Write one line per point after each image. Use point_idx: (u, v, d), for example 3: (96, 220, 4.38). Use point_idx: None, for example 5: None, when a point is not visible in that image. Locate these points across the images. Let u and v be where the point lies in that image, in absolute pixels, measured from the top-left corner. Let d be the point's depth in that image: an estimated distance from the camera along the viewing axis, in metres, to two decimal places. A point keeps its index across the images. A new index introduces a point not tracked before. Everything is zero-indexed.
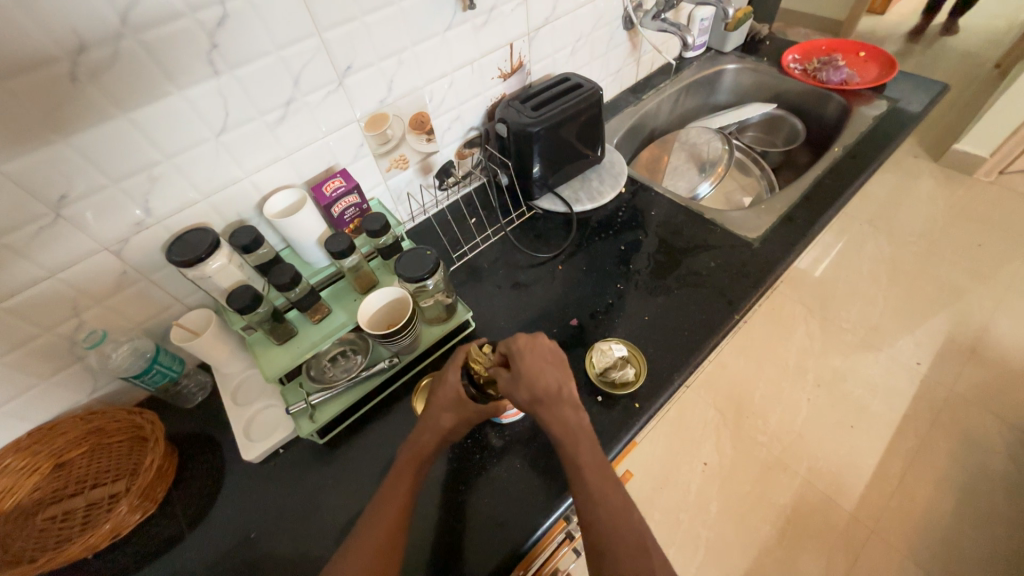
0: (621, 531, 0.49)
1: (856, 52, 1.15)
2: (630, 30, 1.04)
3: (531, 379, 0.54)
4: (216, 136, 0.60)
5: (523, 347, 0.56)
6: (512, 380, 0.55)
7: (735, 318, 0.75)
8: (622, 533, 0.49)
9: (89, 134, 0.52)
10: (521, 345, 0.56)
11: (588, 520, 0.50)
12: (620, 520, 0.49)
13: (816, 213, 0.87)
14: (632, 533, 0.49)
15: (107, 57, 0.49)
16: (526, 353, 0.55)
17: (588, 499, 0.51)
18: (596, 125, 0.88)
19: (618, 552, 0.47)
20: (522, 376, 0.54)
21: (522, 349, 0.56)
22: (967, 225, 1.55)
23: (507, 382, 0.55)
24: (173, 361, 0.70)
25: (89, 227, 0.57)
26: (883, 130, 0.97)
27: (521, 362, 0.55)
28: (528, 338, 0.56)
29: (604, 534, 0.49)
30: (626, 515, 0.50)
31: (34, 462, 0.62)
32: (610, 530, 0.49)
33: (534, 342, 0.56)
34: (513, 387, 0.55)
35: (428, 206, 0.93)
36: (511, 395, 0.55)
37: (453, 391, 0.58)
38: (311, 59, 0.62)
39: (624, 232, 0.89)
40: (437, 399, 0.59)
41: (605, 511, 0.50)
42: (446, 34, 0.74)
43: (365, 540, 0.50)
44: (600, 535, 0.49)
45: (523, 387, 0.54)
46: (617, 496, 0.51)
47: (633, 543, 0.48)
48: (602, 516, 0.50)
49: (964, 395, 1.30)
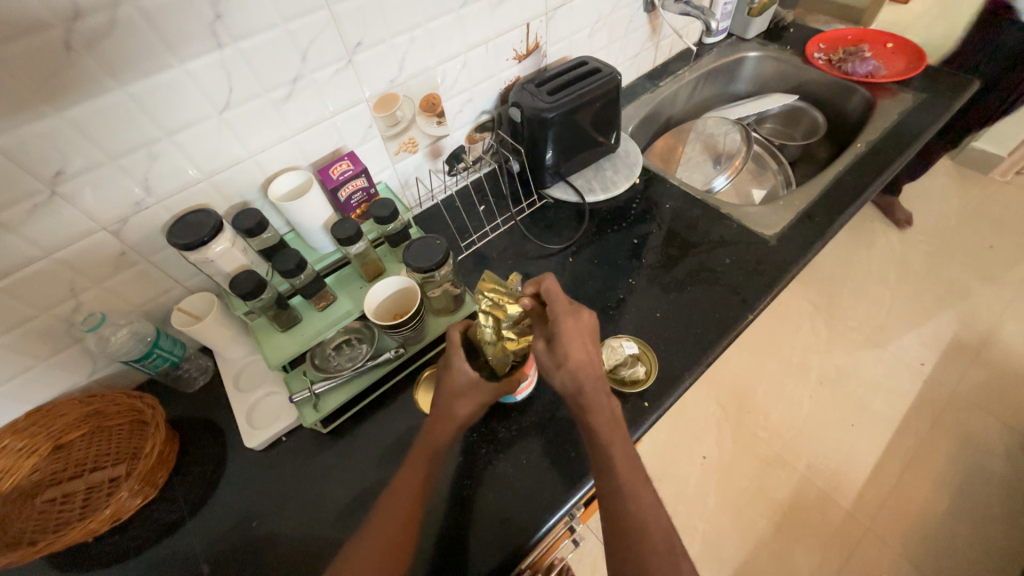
0: (648, 528, 0.49)
1: (883, 42, 1.10)
2: (652, 12, 1.00)
3: (575, 368, 0.52)
4: (218, 113, 0.57)
5: (572, 331, 0.52)
6: (552, 361, 0.53)
7: (748, 317, 0.73)
8: (651, 529, 0.49)
9: (84, 107, 0.49)
10: (567, 325, 0.52)
11: (616, 511, 0.51)
12: (648, 517, 0.50)
13: (834, 212, 0.84)
14: (661, 530, 0.50)
15: (104, 25, 0.46)
16: (573, 338, 0.52)
17: (618, 493, 0.51)
18: (613, 111, 0.85)
19: (645, 548, 0.48)
20: (564, 364, 0.52)
21: (569, 335, 0.51)
22: (979, 224, 1.53)
23: (546, 359, 0.54)
24: (174, 345, 0.68)
25: (85, 203, 0.55)
26: (909, 126, 0.94)
27: (566, 343, 0.51)
28: (575, 317, 0.52)
29: (635, 528, 0.49)
30: (653, 514, 0.50)
31: (33, 443, 0.61)
32: (640, 525, 0.49)
33: (581, 316, 0.52)
34: (553, 369, 0.53)
35: (436, 191, 0.90)
36: (549, 375, 0.54)
37: (467, 377, 0.55)
38: (319, 34, 0.59)
39: (636, 225, 0.86)
40: (447, 390, 0.56)
41: (637, 505, 0.50)
42: (461, 11, 0.70)
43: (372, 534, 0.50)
44: (626, 532, 0.49)
45: (566, 374, 0.53)
46: (649, 494, 0.52)
47: (661, 542, 0.49)
48: (634, 511, 0.50)
49: (967, 397, 1.29)
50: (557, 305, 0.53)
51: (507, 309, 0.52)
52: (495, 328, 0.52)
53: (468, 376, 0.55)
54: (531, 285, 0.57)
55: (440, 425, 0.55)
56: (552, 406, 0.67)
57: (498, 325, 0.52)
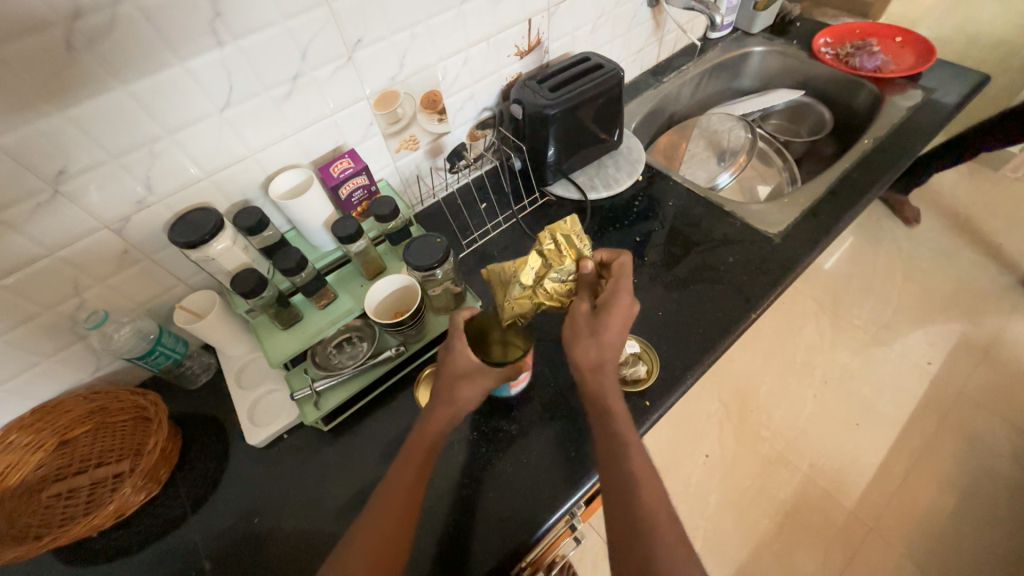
0: (658, 523, 0.49)
1: (892, 36, 1.08)
2: (655, 8, 0.99)
3: (604, 342, 0.55)
4: (219, 111, 0.57)
5: (620, 308, 0.55)
6: (587, 329, 0.56)
7: (751, 316, 0.73)
8: (660, 524, 0.49)
9: (86, 106, 0.49)
10: (617, 305, 0.55)
11: (626, 502, 0.50)
12: (658, 512, 0.49)
13: (840, 210, 0.83)
14: (672, 525, 0.49)
15: (104, 24, 0.46)
16: (618, 314, 0.55)
17: (629, 484, 0.51)
18: (616, 108, 0.84)
19: (655, 542, 0.47)
20: (599, 335, 0.55)
21: (615, 311, 0.55)
22: (989, 221, 1.50)
23: (579, 325, 0.56)
24: (176, 342, 0.69)
25: (88, 202, 0.55)
26: (917, 122, 0.93)
27: (610, 316, 0.55)
28: (628, 298, 0.55)
29: (646, 520, 0.49)
30: (663, 509, 0.50)
31: (39, 439, 0.61)
32: (651, 517, 0.49)
33: (630, 299, 0.56)
34: (582, 336, 0.56)
35: (437, 188, 0.90)
36: (575, 344, 0.56)
37: (468, 360, 0.56)
38: (319, 32, 0.59)
39: (638, 223, 0.86)
40: (448, 380, 0.56)
41: (647, 497, 0.50)
42: (462, 7, 0.69)
43: (371, 532, 0.50)
44: (635, 525, 0.49)
45: (595, 346, 0.55)
46: (658, 488, 0.51)
47: (671, 536, 0.48)
48: (645, 503, 0.50)
49: (974, 397, 1.28)
50: (619, 282, 0.56)
51: (562, 262, 0.57)
52: (541, 268, 0.58)
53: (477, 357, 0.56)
54: (605, 259, 0.60)
55: (439, 424, 0.55)
56: (552, 405, 0.67)
57: (546, 269, 0.57)
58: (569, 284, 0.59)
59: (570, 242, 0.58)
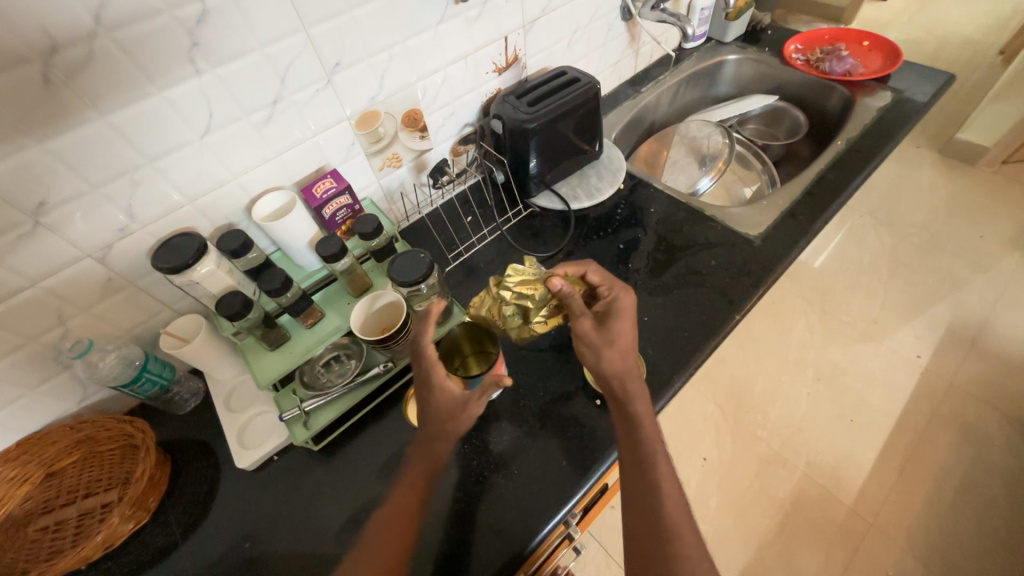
0: (681, 532, 0.50)
1: (859, 41, 1.12)
2: (629, 21, 1.02)
3: (623, 348, 0.56)
4: (200, 137, 0.58)
5: (624, 308, 0.58)
6: (604, 338, 0.56)
7: (735, 317, 0.74)
8: (682, 533, 0.49)
9: (65, 138, 0.50)
10: (619, 309, 0.58)
11: (650, 511, 0.51)
12: (681, 519, 0.50)
13: (818, 210, 0.85)
14: (692, 535, 0.50)
15: (81, 58, 0.47)
16: (625, 313, 0.58)
17: (653, 493, 0.51)
18: (595, 120, 0.86)
19: (677, 550, 0.49)
20: (617, 342, 0.56)
21: (623, 311, 0.58)
22: (967, 214, 1.54)
23: (595, 338, 0.56)
24: (163, 368, 0.69)
25: (71, 232, 0.55)
26: (887, 122, 0.95)
27: (620, 319, 0.57)
28: (626, 297, 0.59)
29: (670, 528, 0.50)
30: (684, 517, 0.51)
31: (24, 472, 0.61)
32: (672, 526, 0.50)
33: (624, 294, 0.60)
34: (603, 346, 0.56)
35: (422, 205, 0.91)
36: (601, 355, 0.56)
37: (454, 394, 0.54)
38: (296, 57, 0.60)
39: (623, 230, 0.87)
40: (433, 411, 0.54)
41: (671, 504, 0.51)
42: (438, 28, 0.71)
43: (380, 553, 0.50)
44: (659, 533, 0.49)
45: (616, 353, 0.56)
46: (679, 497, 0.52)
47: (693, 544, 0.49)
48: (669, 511, 0.50)
49: (964, 387, 1.29)
50: (612, 284, 0.61)
51: (534, 297, 0.59)
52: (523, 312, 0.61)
53: (459, 390, 0.54)
54: (576, 269, 0.63)
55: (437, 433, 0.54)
56: (544, 414, 0.68)
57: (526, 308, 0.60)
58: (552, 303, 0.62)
59: (523, 279, 0.60)
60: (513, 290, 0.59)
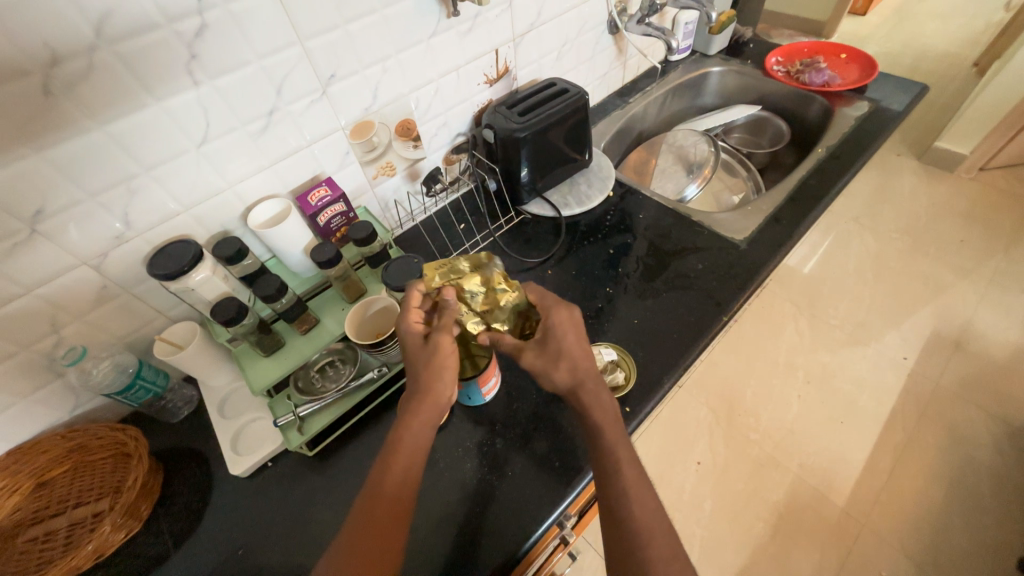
0: (652, 537, 0.49)
1: (836, 54, 1.16)
2: (616, 35, 1.05)
3: (573, 358, 0.56)
4: (196, 146, 0.59)
5: (562, 323, 0.58)
6: (547, 359, 0.56)
7: (723, 319, 0.76)
8: (652, 536, 0.49)
9: (62, 148, 0.51)
10: (557, 323, 0.58)
11: (619, 515, 0.50)
12: (652, 522, 0.50)
13: (800, 214, 0.87)
14: (665, 538, 0.49)
15: (82, 69, 0.48)
16: (566, 328, 0.58)
17: (621, 495, 0.51)
18: (584, 129, 0.89)
19: (648, 554, 0.48)
20: (563, 355, 0.56)
21: (561, 327, 0.58)
22: (949, 220, 1.58)
23: (541, 362, 0.56)
24: (156, 375, 0.70)
25: (66, 240, 0.56)
26: (865, 130, 0.99)
27: (561, 333, 0.57)
28: (564, 309, 0.59)
29: (639, 533, 0.49)
30: (657, 518, 0.50)
31: (13, 482, 0.60)
32: (642, 530, 0.49)
33: (560, 310, 0.59)
34: (551, 365, 0.56)
35: (415, 213, 0.93)
36: (552, 375, 0.56)
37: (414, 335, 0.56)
38: (292, 69, 0.61)
39: (612, 236, 0.89)
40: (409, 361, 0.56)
41: (639, 508, 0.50)
42: (431, 41, 0.73)
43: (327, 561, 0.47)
44: (630, 537, 0.49)
45: (565, 367, 0.55)
46: (650, 500, 0.51)
47: (665, 549, 0.48)
48: (637, 515, 0.50)
49: (950, 388, 1.32)
50: (546, 300, 0.60)
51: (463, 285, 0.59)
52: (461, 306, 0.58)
53: (421, 332, 0.57)
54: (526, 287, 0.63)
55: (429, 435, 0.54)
56: (535, 416, 0.69)
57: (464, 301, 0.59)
58: (490, 296, 0.60)
59: (447, 272, 0.60)
60: (442, 280, 0.59)
